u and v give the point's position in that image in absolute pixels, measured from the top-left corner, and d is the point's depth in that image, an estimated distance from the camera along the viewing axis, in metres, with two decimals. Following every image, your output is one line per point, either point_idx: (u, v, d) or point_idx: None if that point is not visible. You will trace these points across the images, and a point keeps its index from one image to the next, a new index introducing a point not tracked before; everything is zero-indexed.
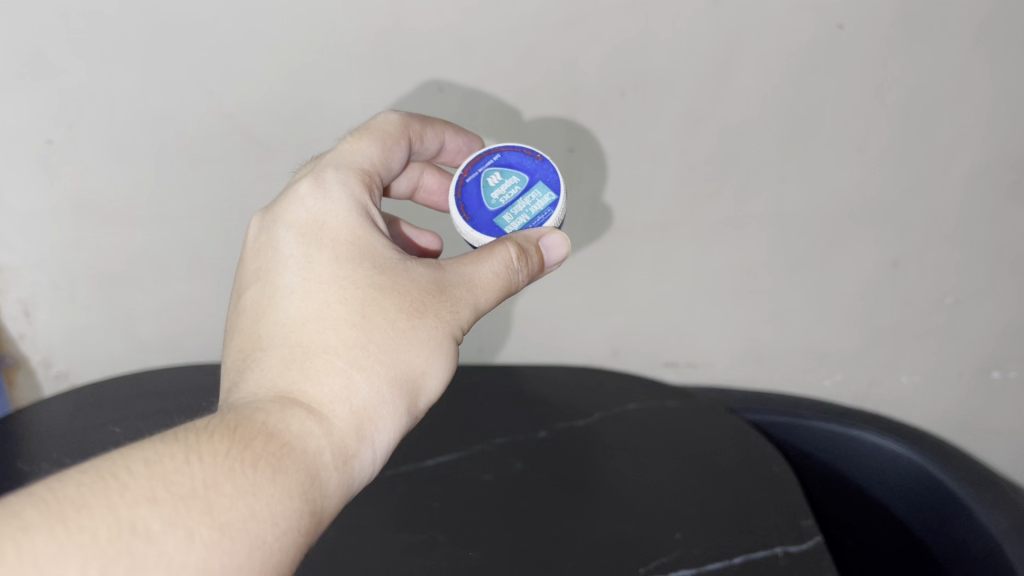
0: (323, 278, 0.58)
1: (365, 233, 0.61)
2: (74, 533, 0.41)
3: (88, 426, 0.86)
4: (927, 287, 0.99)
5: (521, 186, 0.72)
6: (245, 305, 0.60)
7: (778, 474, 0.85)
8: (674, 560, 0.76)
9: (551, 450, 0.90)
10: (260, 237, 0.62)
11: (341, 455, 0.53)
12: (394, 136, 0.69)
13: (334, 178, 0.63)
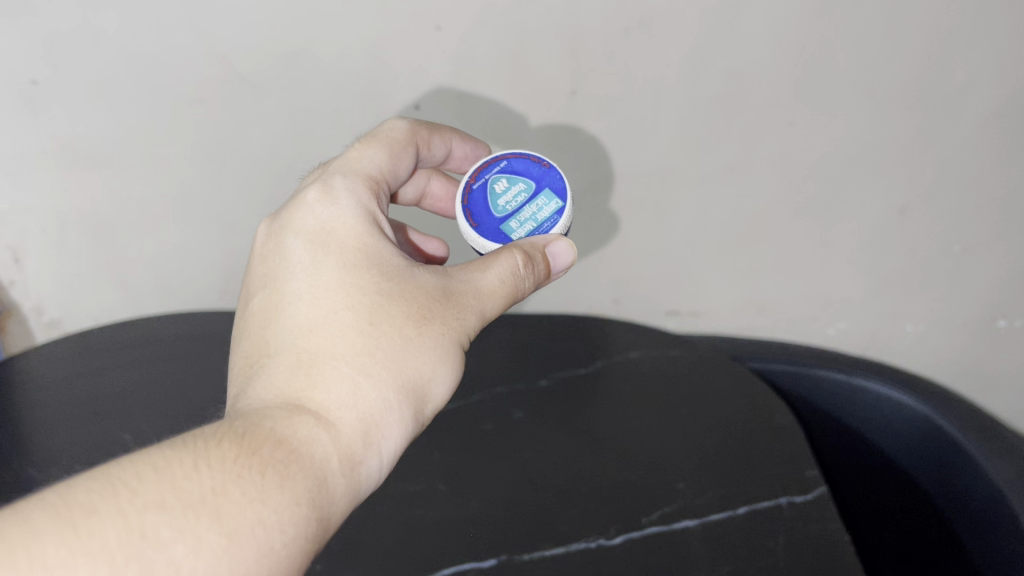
0: (331, 285, 0.58)
1: (373, 240, 0.61)
2: (84, 540, 0.40)
3: (101, 433, 0.87)
4: (934, 236, 0.98)
5: (528, 193, 0.73)
6: (252, 311, 0.60)
7: (781, 423, 0.84)
8: (676, 510, 0.76)
9: (553, 402, 0.89)
10: (269, 244, 0.62)
11: (348, 462, 0.52)
12: (402, 142, 0.71)
13: (342, 185, 0.63)
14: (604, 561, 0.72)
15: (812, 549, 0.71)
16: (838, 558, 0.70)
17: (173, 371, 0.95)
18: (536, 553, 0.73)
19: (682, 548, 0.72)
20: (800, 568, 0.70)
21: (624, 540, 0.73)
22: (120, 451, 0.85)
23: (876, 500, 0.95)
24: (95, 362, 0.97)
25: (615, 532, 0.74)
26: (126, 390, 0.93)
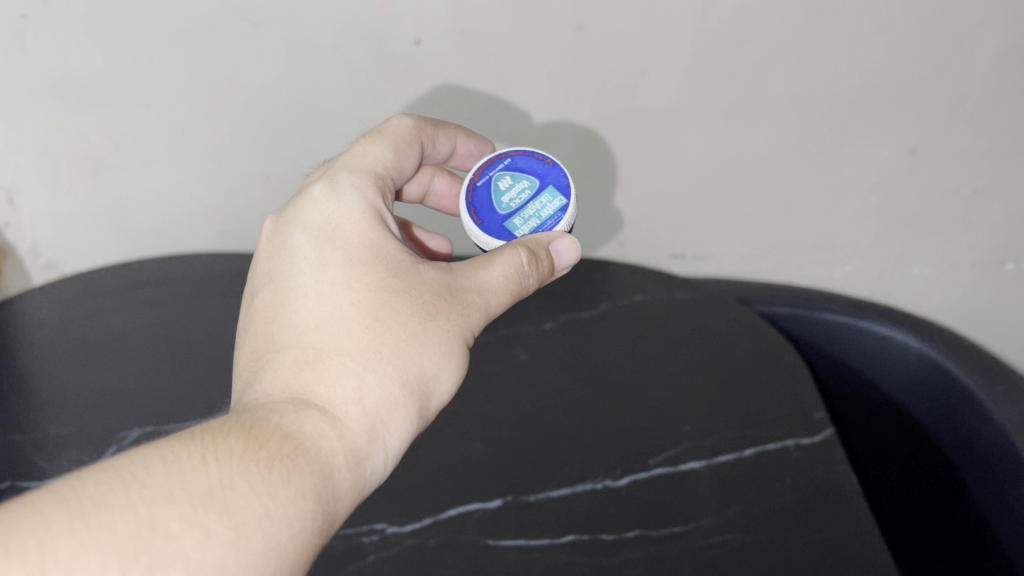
0: (337, 280, 0.59)
1: (378, 236, 0.61)
2: (95, 530, 0.40)
3: (104, 386, 0.86)
4: (943, 177, 0.96)
5: (532, 190, 0.74)
6: (256, 306, 0.60)
7: (788, 366, 0.83)
8: (682, 453, 0.76)
9: (558, 345, 0.87)
10: (274, 239, 0.63)
11: (353, 457, 0.52)
12: (407, 139, 0.72)
13: (347, 181, 0.64)
14: (610, 502, 0.72)
15: (819, 490, 0.71)
16: (844, 499, 0.71)
17: (173, 313, 0.94)
18: (542, 494, 0.73)
19: (689, 489, 0.72)
20: (807, 507, 0.70)
21: (631, 482, 0.73)
22: (122, 400, 0.84)
23: (885, 440, 0.95)
24: (94, 303, 0.95)
25: (621, 473, 0.74)
26: (126, 331, 0.92)
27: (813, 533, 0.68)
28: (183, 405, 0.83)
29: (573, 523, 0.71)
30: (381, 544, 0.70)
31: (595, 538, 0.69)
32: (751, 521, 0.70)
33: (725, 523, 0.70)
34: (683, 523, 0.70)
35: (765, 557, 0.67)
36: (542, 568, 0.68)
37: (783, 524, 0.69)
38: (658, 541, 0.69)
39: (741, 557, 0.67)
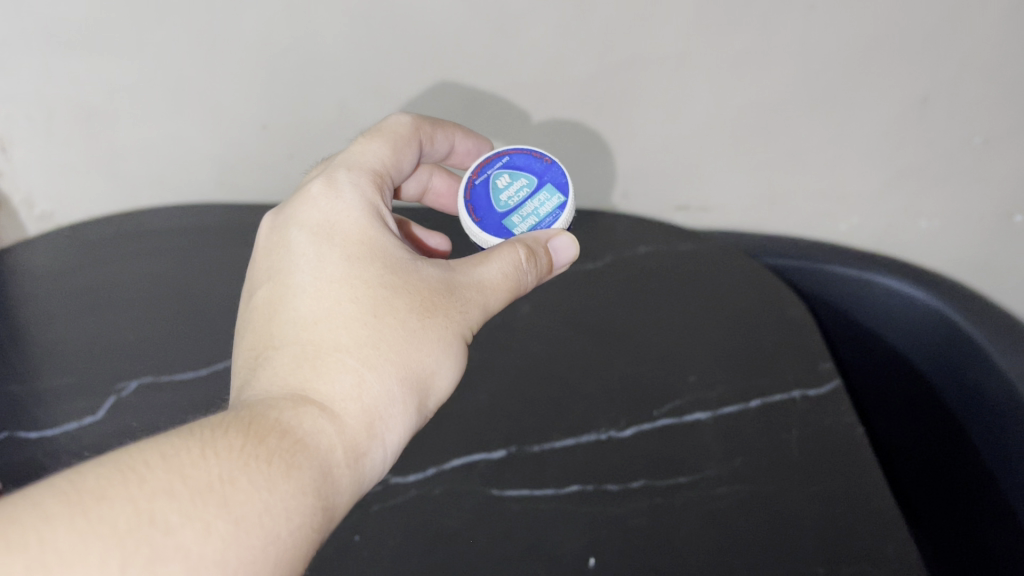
0: (335, 277, 0.60)
1: (376, 234, 0.62)
2: (96, 524, 0.41)
3: (100, 337, 0.85)
4: (953, 126, 0.94)
5: (530, 188, 0.75)
6: (255, 303, 0.61)
7: (795, 318, 0.82)
8: (687, 404, 0.75)
9: (561, 294, 0.86)
10: (273, 237, 0.64)
11: (352, 452, 0.54)
12: (406, 137, 0.72)
13: (346, 179, 0.65)
14: (615, 454, 0.71)
15: (825, 442, 0.71)
16: (851, 450, 0.70)
17: (172, 263, 0.93)
18: (546, 445, 0.72)
19: (693, 440, 0.72)
20: (814, 458, 0.70)
21: (635, 433, 0.73)
22: (121, 350, 0.83)
23: (891, 392, 0.95)
24: (89, 253, 0.94)
25: (625, 424, 0.74)
26: (124, 282, 0.91)
27: (820, 485, 0.68)
28: (182, 356, 0.83)
29: (578, 474, 0.70)
30: (383, 494, 0.69)
31: (600, 489, 0.69)
32: (756, 471, 0.69)
33: (731, 475, 0.69)
34: (688, 474, 0.70)
35: (772, 508, 0.67)
36: (547, 518, 0.67)
37: (790, 476, 0.69)
38: (663, 492, 0.68)
39: (747, 508, 0.67)
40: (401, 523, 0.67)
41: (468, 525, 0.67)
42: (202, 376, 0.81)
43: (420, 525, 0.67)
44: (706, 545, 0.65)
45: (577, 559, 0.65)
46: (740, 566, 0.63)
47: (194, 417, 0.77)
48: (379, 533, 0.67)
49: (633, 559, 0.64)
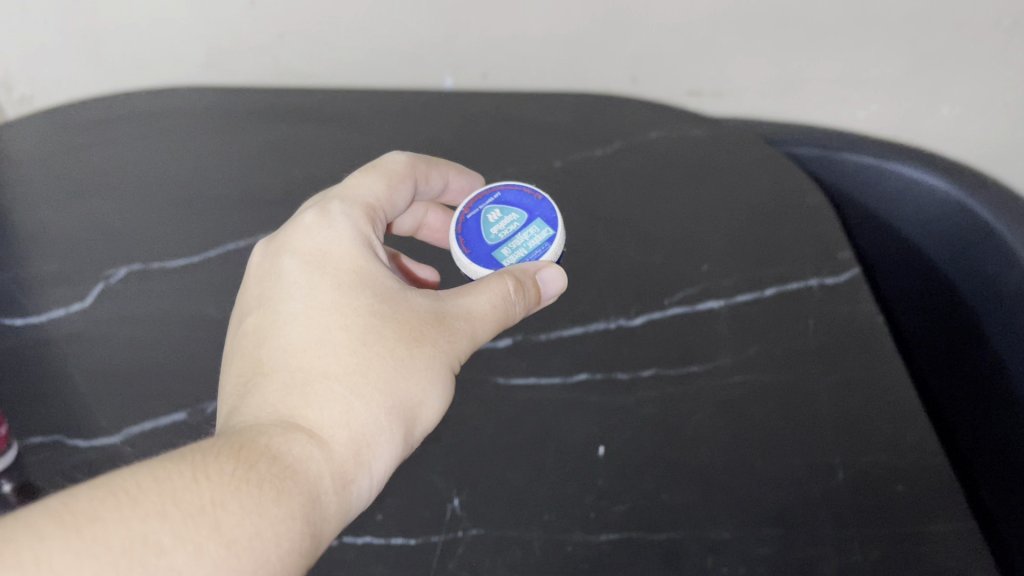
0: (326, 304, 0.56)
1: (368, 263, 0.59)
2: (88, 542, 0.39)
3: (86, 222, 0.82)
4: (984, 5, 0.89)
5: (520, 223, 0.71)
6: (244, 331, 0.57)
7: (813, 205, 0.79)
8: (699, 294, 0.72)
9: (569, 181, 0.82)
10: (264, 264, 0.60)
11: (339, 480, 0.50)
12: (402, 174, 0.68)
13: (339, 209, 0.61)
14: (625, 343, 0.69)
15: (843, 329, 0.68)
16: (870, 340, 0.68)
17: (158, 146, 0.89)
18: (553, 333, 0.70)
19: (706, 329, 0.69)
20: (832, 346, 0.67)
21: (646, 322, 0.70)
22: (108, 236, 0.80)
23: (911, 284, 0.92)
24: (70, 136, 0.90)
25: (635, 313, 0.71)
26: (108, 166, 0.87)
27: (838, 375, 0.66)
28: (172, 241, 0.79)
29: (588, 364, 0.68)
30: None
31: (610, 378, 0.67)
32: (773, 360, 0.67)
33: (746, 364, 0.67)
34: (702, 363, 0.67)
35: (788, 398, 0.64)
36: (555, 407, 0.65)
37: (807, 364, 0.66)
38: (675, 381, 0.66)
39: (763, 397, 0.65)
40: None
41: (474, 413, 0.65)
42: (194, 263, 0.77)
43: None
44: (720, 433, 0.63)
45: (587, 446, 0.63)
46: (754, 453, 0.61)
47: (188, 303, 0.74)
48: None
49: (645, 446, 0.62)
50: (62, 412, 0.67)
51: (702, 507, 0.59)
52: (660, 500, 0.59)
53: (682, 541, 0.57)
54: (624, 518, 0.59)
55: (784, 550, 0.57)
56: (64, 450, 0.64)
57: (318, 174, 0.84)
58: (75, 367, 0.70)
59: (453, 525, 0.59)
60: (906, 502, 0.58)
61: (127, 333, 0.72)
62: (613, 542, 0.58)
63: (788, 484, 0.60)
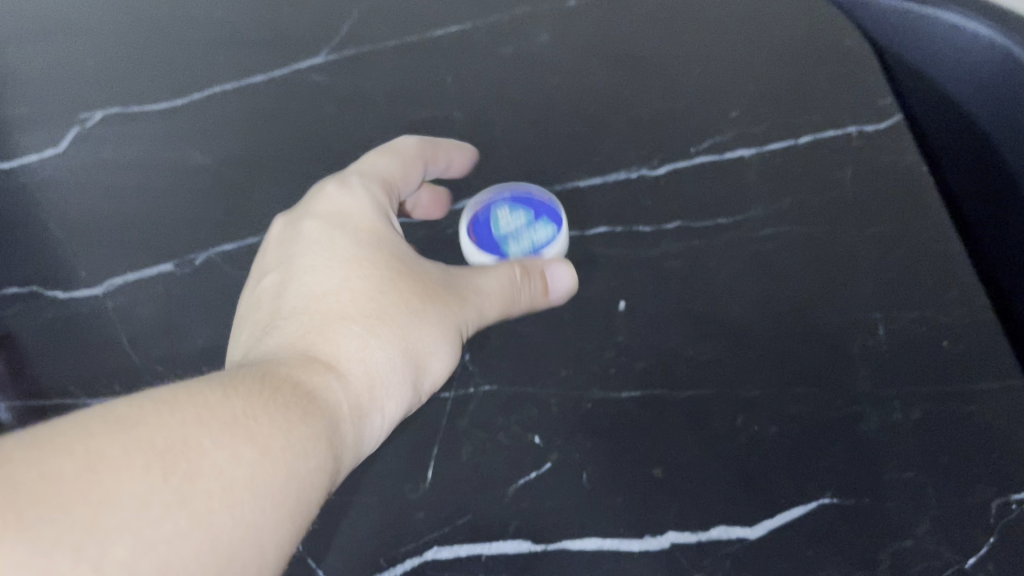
0: (342, 258, 0.51)
1: (387, 227, 0.54)
2: (131, 440, 0.35)
3: (56, 63, 0.75)
4: None
5: (527, 225, 0.62)
6: (260, 286, 0.53)
7: (851, 47, 0.72)
8: (730, 139, 0.67)
9: (585, 20, 0.75)
10: (282, 228, 0.55)
11: (357, 411, 0.46)
12: (415, 158, 0.60)
13: (358, 179, 0.56)
14: (647, 194, 0.64)
15: (884, 177, 0.63)
16: (912, 190, 0.62)
17: None
18: (570, 185, 0.66)
19: (736, 177, 0.64)
20: (871, 196, 0.62)
21: (670, 172, 0.65)
22: (81, 78, 0.74)
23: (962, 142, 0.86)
24: None
25: (658, 163, 0.66)
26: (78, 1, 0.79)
27: (879, 226, 0.61)
28: (152, 84, 0.73)
29: (607, 217, 0.63)
30: None
31: (631, 231, 0.62)
32: (809, 211, 0.62)
33: (778, 216, 0.62)
34: (730, 216, 0.62)
35: (823, 251, 0.60)
36: (571, 261, 0.61)
37: (845, 214, 0.62)
38: (701, 235, 0.61)
39: (798, 249, 0.60)
40: None
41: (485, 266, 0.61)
42: (177, 107, 0.72)
43: None
44: (749, 287, 0.58)
45: (606, 301, 0.58)
46: (787, 310, 0.57)
47: (172, 151, 0.69)
48: None
49: (668, 301, 0.58)
50: (39, 263, 0.62)
51: (730, 364, 0.55)
52: (684, 356, 0.55)
53: (708, 399, 0.53)
54: (646, 375, 0.54)
55: (819, 408, 0.52)
56: (41, 301, 0.60)
57: (310, 9, 0.77)
58: (52, 217, 0.65)
59: (463, 381, 0.55)
60: (953, 357, 0.54)
61: (108, 183, 0.67)
62: (634, 400, 0.53)
63: (823, 341, 0.55)
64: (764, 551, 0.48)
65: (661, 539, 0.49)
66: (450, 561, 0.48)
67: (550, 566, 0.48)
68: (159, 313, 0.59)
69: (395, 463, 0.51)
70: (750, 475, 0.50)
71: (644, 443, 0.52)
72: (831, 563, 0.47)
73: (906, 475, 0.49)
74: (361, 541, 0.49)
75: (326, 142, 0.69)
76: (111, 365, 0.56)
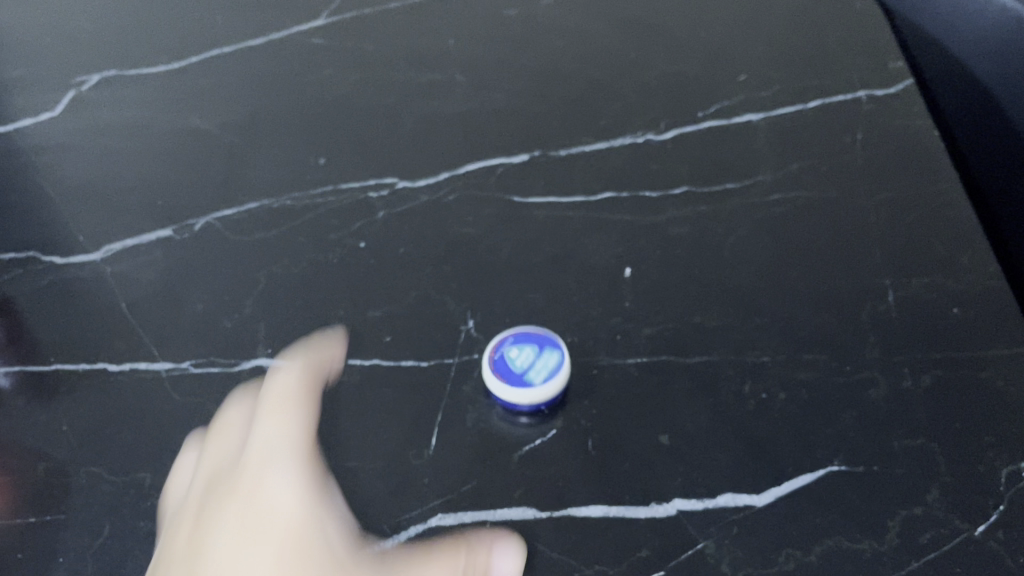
0: (274, 512, 0.47)
1: (319, 464, 0.48)
2: None
3: (60, 32, 0.75)
4: None
5: (537, 354, 0.52)
6: (168, 524, 0.46)
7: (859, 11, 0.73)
8: (738, 104, 0.67)
9: None
10: (194, 456, 0.49)
11: None
12: (328, 356, 0.53)
13: (283, 406, 0.51)
14: (654, 159, 0.64)
15: (893, 143, 0.63)
16: (921, 156, 0.62)
17: None
18: (575, 149, 0.65)
19: (744, 142, 0.64)
20: (880, 162, 0.62)
21: (677, 136, 0.65)
22: (84, 45, 0.74)
23: None
24: None
25: (665, 128, 0.66)
26: None
27: (886, 192, 0.61)
28: (156, 50, 0.73)
29: (614, 182, 0.63)
30: (393, 200, 0.62)
31: (637, 196, 0.62)
32: (818, 176, 0.62)
33: (786, 181, 0.62)
34: (738, 180, 0.62)
35: (832, 217, 0.59)
36: (577, 226, 0.60)
37: (854, 180, 0.62)
38: (708, 200, 0.61)
39: (806, 215, 0.60)
40: (412, 229, 0.60)
41: (490, 233, 0.60)
42: (175, 69, 0.72)
43: (433, 230, 0.60)
44: (756, 254, 0.58)
45: (612, 266, 0.58)
46: (795, 277, 0.57)
47: (171, 116, 0.68)
48: (387, 238, 0.60)
49: (675, 267, 0.57)
50: (35, 227, 0.61)
51: (738, 330, 0.54)
52: (692, 323, 0.54)
53: (716, 364, 0.52)
54: (653, 341, 0.54)
55: (828, 374, 0.52)
56: (37, 266, 0.59)
57: None
58: (48, 180, 0.64)
59: (467, 347, 0.54)
60: (964, 324, 0.53)
61: (106, 148, 0.66)
62: (641, 366, 0.52)
63: (832, 308, 0.55)
64: (773, 517, 0.46)
65: (668, 506, 0.46)
66: (452, 527, 0.46)
67: (555, 529, 0.46)
68: (158, 278, 0.58)
69: (397, 430, 0.50)
70: (760, 442, 0.49)
71: (651, 408, 0.50)
72: (843, 531, 0.45)
73: (916, 441, 0.49)
74: (358, 505, 0.47)
75: (328, 109, 0.69)
76: (107, 330, 0.55)
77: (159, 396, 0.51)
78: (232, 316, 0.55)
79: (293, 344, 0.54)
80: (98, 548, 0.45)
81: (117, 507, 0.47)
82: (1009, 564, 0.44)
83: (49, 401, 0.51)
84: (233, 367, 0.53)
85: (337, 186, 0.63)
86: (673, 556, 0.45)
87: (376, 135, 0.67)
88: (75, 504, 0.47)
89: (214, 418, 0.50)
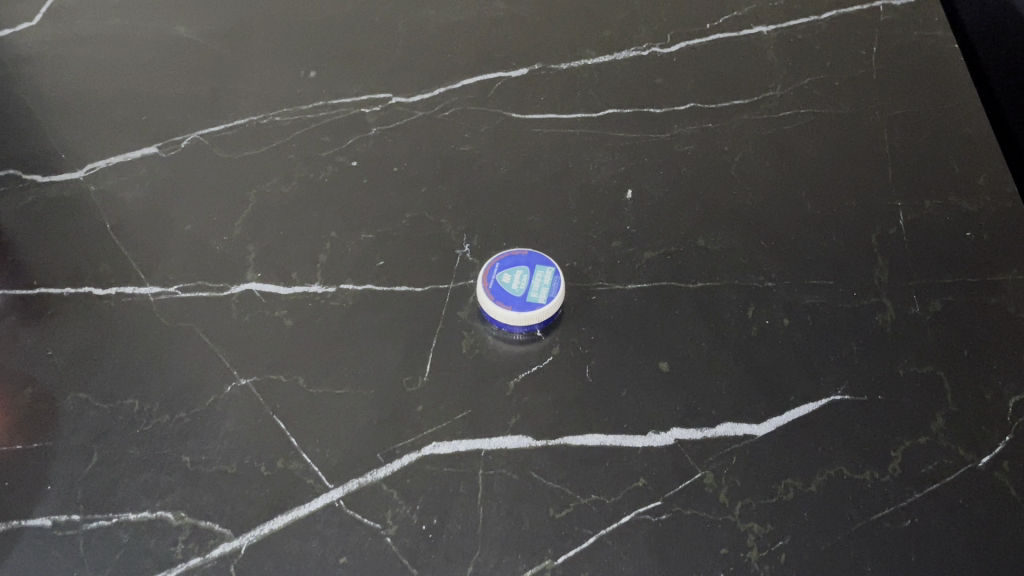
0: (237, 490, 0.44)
1: (287, 445, 0.45)
2: None
3: None
4: None
5: (532, 274, 0.50)
6: (125, 504, 0.43)
7: None
8: (748, 16, 0.65)
9: None
10: (156, 432, 0.46)
11: None
12: (305, 313, 0.50)
13: (255, 380, 0.48)
14: (659, 73, 0.62)
15: (906, 61, 0.62)
16: (934, 71, 0.61)
17: None
18: (576, 63, 0.62)
19: (753, 53, 0.63)
20: (892, 80, 0.61)
21: (684, 48, 0.63)
22: None
23: None
24: None
25: (672, 41, 0.64)
26: None
27: (897, 108, 0.59)
28: None
29: (617, 98, 0.60)
30: (386, 115, 0.60)
31: (641, 113, 0.59)
32: (828, 92, 0.60)
33: (797, 97, 0.60)
34: (747, 97, 0.60)
35: (843, 137, 0.58)
36: (578, 143, 0.58)
37: (867, 96, 0.60)
38: (716, 116, 0.59)
39: (817, 132, 0.58)
40: (408, 146, 0.58)
41: (488, 148, 0.58)
42: None
43: (429, 147, 0.58)
44: (764, 173, 0.56)
45: (614, 186, 0.56)
46: (804, 197, 0.55)
47: (161, 30, 0.66)
48: (382, 153, 0.58)
49: (679, 187, 0.55)
50: (17, 143, 0.59)
51: (743, 253, 0.52)
52: (696, 246, 0.53)
53: (719, 289, 0.51)
54: (654, 266, 0.52)
55: (834, 300, 0.50)
56: (18, 184, 0.57)
57: None
58: (28, 93, 0.62)
59: (464, 272, 0.52)
60: (977, 248, 0.52)
61: (90, 62, 0.64)
62: (641, 291, 0.51)
63: (841, 229, 0.53)
64: (774, 446, 0.45)
65: (666, 435, 0.45)
66: (447, 456, 0.45)
67: (550, 459, 0.45)
68: (145, 197, 0.56)
69: (392, 357, 0.48)
70: (762, 369, 0.48)
71: (650, 334, 0.49)
72: (846, 461, 0.44)
73: (923, 369, 0.47)
74: (351, 432, 0.46)
75: (325, 22, 0.67)
76: (94, 252, 0.53)
77: (148, 320, 0.50)
78: (222, 239, 0.54)
79: (284, 267, 0.52)
80: (88, 476, 0.44)
81: (106, 434, 0.46)
82: (1012, 495, 0.43)
83: (35, 326, 0.50)
84: (222, 293, 0.51)
85: (329, 101, 0.61)
86: (672, 486, 0.44)
87: (372, 49, 0.64)
88: (63, 431, 0.46)
89: (205, 344, 0.49)
